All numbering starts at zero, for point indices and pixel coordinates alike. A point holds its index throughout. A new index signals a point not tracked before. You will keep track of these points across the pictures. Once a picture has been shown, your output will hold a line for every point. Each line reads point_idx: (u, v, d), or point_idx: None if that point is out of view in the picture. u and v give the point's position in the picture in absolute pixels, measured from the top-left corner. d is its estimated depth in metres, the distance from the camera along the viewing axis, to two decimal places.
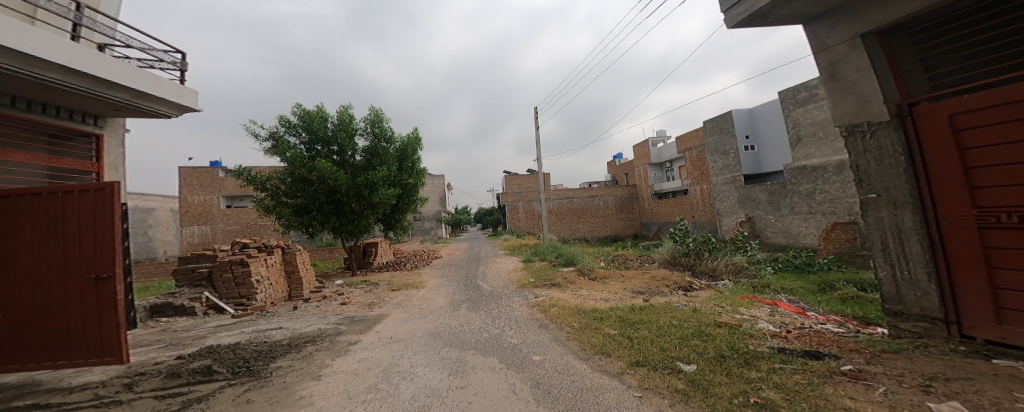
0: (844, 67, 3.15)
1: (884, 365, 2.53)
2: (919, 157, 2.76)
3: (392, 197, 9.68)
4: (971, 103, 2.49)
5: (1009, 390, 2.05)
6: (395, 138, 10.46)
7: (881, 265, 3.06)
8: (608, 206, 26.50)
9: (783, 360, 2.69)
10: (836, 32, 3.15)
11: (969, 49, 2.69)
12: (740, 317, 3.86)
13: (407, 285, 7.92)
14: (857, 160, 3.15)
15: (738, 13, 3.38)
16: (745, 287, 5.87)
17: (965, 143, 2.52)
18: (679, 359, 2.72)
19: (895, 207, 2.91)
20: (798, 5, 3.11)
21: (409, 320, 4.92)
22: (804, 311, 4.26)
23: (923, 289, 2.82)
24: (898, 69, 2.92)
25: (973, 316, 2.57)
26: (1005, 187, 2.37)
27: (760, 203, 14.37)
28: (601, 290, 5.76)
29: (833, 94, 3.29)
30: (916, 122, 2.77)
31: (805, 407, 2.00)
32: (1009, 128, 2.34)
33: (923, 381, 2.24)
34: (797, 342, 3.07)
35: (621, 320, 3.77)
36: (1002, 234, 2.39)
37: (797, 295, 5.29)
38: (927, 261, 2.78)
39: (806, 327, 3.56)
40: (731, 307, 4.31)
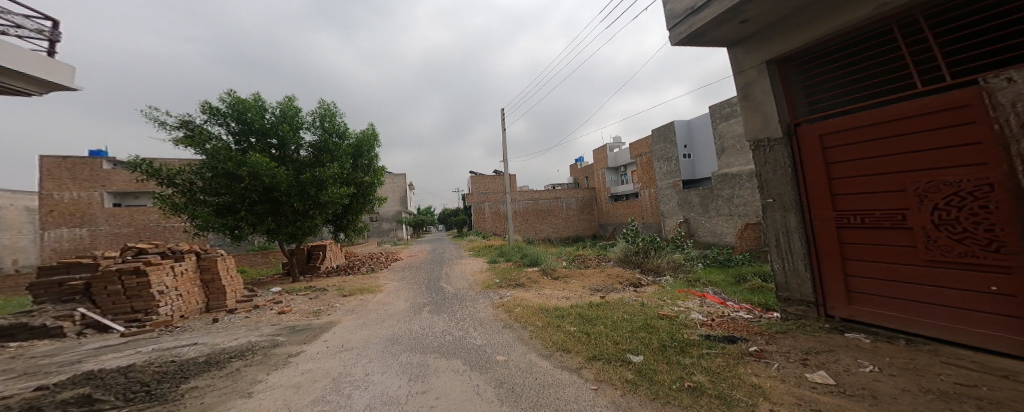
0: (754, 88, 3.76)
1: (777, 344, 3.04)
2: (801, 169, 3.45)
3: (344, 197, 9.15)
4: (834, 126, 3.18)
5: (856, 358, 2.67)
6: (349, 133, 9.96)
7: (775, 259, 3.72)
8: (570, 207, 27.37)
9: (708, 345, 3.04)
10: (751, 57, 3.74)
11: (838, 80, 3.32)
12: (677, 309, 4.25)
13: (360, 290, 7.54)
14: (759, 170, 3.80)
15: (680, 32, 3.75)
16: (681, 282, 6.46)
17: (830, 159, 3.23)
18: (629, 351, 2.94)
19: (782, 210, 3.60)
20: (725, 30, 3.55)
21: (361, 327, 4.70)
22: (724, 301, 4.81)
23: (802, 278, 3.51)
24: (786, 94, 3.56)
25: (834, 299, 3.30)
26: (854, 194, 3.08)
27: (695, 205, 15.77)
28: (561, 289, 5.98)
29: (745, 112, 3.90)
30: (799, 139, 3.45)
31: (728, 390, 2.33)
32: (856, 148, 3.05)
33: (802, 355, 2.79)
34: (718, 329, 3.49)
35: (581, 317, 3.95)
36: (851, 232, 3.14)
37: (719, 287, 5.96)
38: (805, 254, 3.47)
39: (725, 315, 4.04)
40: (670, 300, 4.74)
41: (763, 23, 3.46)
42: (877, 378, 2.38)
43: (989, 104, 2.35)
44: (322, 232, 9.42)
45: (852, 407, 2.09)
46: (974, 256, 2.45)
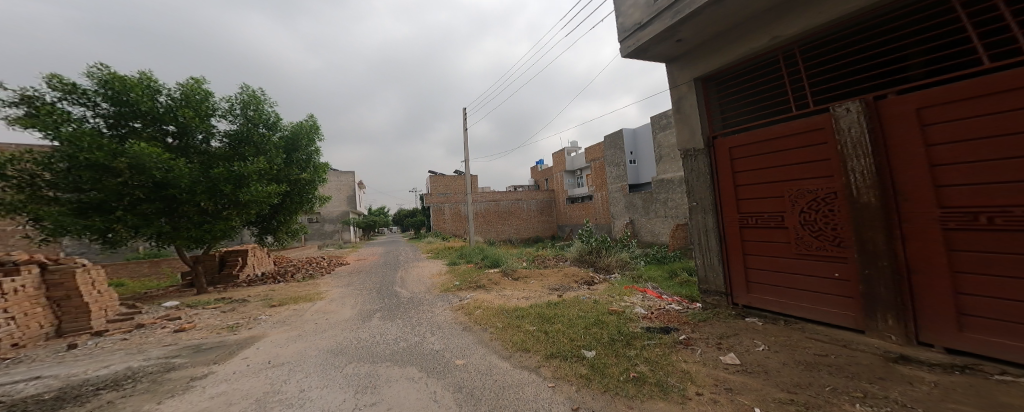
0: (684, 102, 4.43)
1: (700, 331, 3.54)
2: (716, 177, 4.18)
3: (276, 195, 8.43)
4: (740, 140, 3.91)
5: (753, 338, 3.33)
6: (283, 124, 9.22)
7: (698, 255, 4.49)
8: (531, 209, 27.66)
9: (648, 337, 3.32)
10: (682, 74, 4.41)
11: (744, 100, 4.05)
12: (624, 305, 4.58)
13: (295, 299, 6.78)
14: (687, 176, 4.50)
15: (628, 45, 4.12)
16: (627, 278, 6.98)
17: (736, 168, 3.96)
18: (583, 347, 3.08)
19: (704, 212, 4.34)
20: (664, 47, 4.03)
21: (294, 340, 4.23)
22: (660, 295, 5.33)
23: (716, 271, 4.28)
24: (707, 110, 4.24)
25: (738, 289, 4.09)
26: (753, 199, 3.83)
27: (638, 207, 17.07)
28: (522, 290, 6.04)
29: (678, 123, 4.58)
30: (716, 150, 4.17)
31: (665, 377, 2.58)
32: (754, 160, 3.79)
33: (717, 340, 3.34)
34: (656, 321, 3.84)
35: (539, 317, 4.03)
36: (751, 231, 3.90)
37: (658, 282, 6.56)
38: (719, 250, 4.23)
39: (661, 307, 4.47)
40: (618, 296, 5.09)
41: (691, 45, 4.08)
42: (768, 355, 2.97)
43: (833, 128, 3.11)
44: (240, 233, 8.31)
45: (755, 383, 2.55)
46: (826, 249, 3.25)
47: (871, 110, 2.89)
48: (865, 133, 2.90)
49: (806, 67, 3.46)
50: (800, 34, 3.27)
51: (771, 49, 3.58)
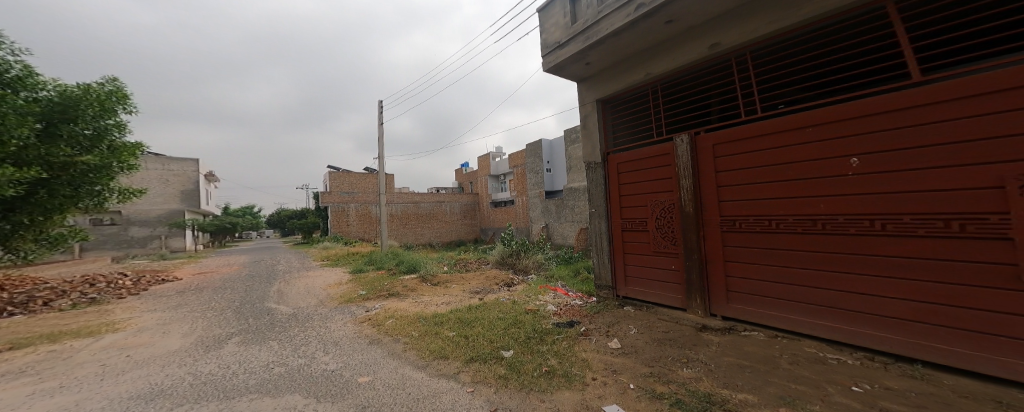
0: (588, 120, 5.09)
1: (597, 322, 3.99)
2: (609, 187, 4.87)
3: (9, 188, 4.56)
4: (626, 157, 4.62)
5: (630, 322, 3.94)
6: (37, 77, 5.52)
7: (595, 254, 5.12)
8: (454, 212, 26.80)
9: (557, 332, 3.56)
10: (588, 94, 5.05)
11: (628, 123, 4.85)
12: (538, 303, 4.83)
13: (59, 337, 4.59)
14: (589, 185, 5.12)
15: (549, 60, 4.63)
16: (541, 278, 7.41)
17: (622, 181, 4.69)
18: (501, 348, 3.13)
19: (599, 217, 5.01)
20: (577, 68, 4.65)
21: (83, 383, 3.04)
22: (568, 292, 5.80)
23: (606, 268, 4.96)
24: (603, 129, 4.95)
25: (620, 283, 4.81)
26: (633, 207, 4.58)
27: (552, 212, 18.24)
28: (441, 295, 5.79)
29: (585, 137, 5.20)
30: (610, 163, 4.85)
31: (570, 368, 2.80)
32: (634, 175, 4.54)
33: (605, 327, 3.81)
34: (566, 316, 4.17)
35: (460, 321, 3.94)
36: (630, 234, 4.64)
37: (565, 280, 7.14)
38: (609, 250, 4.93)
39: (568, 303, 4.88)
40: (533, 295, 5.34)
41: (596, 69, 4.75)
42: (643, 337, 3.51)
43: (674, 154, 4.08)
44: None
45: (629, 363, 2.99)
46: (669, 247, 4.17)
47: (693, 142, 3.91)
48: (690, 159, 3.91)
49: (663, 102, 4.36)
50: (665, 74, 4.16)
51: (644, 84, 4.44)
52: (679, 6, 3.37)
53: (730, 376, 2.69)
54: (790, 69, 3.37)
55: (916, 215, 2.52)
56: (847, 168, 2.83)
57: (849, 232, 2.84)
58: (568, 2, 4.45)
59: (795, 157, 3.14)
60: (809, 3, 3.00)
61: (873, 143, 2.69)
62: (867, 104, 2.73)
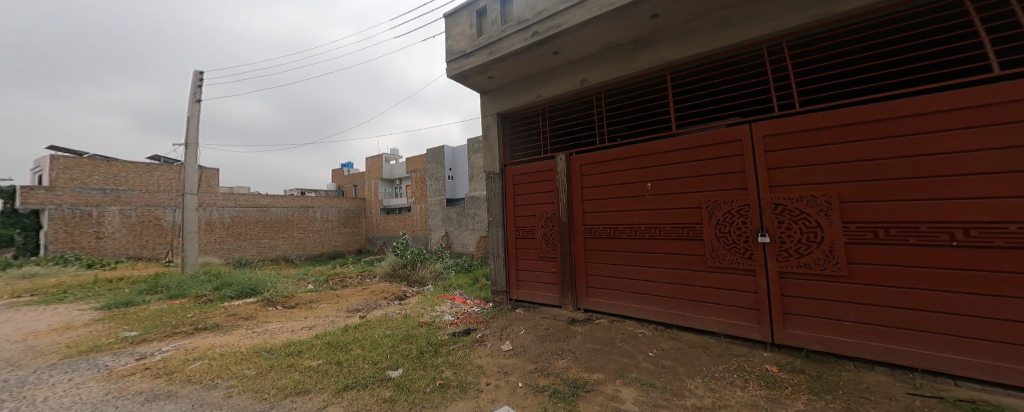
0: (489, 131, 5.32)
1: (491, 327, 4.09)
2: (505, 197, 5.17)
3: None
4: (520, 170, 4.99)
5: (520, 323, 4.21)
6: None
7: (492, 261, 5.30)
8: (334, 219, 23.20)
9: (454, 341, 3.53)
10: (491, 106, 5.27)
11: (523, 139, 5.25)
12: (434, 314, 4.67)
13: None
14: (489, 195, 5.32)
15: (453, 67, 4.65)
16: (439, 288, 7.20)
17: (517, 192, 5.03)
18: (388, 367, 2.88)
19: (497, 225, 5.24)
20: (478, 79, 4.79)
21: None
22: (466, 300, 5.79)
23: (501, 274, 5.20)
24: (503, 142, 5.23)
25: (512, 287, 5.11)
26: (525, 215, 4.95)
27: (452, 221, 17.91)
28: (298, 320, 4.96)
29: (485, 148, 5.41)
30: (507, 174, 5.15)
31: (465, 376, 2.79)
32: (524, 186, 4.95)
33: (499, 331, 3.96)
34: (462, 324, 4.17)
35: (329, 346, 3.43)
36: (524, 241, 4.98)
37: (465, 288, 7.10)
38: (504, 257, 5.18)
39: (465, 311, 4.88)
40: (430, 307, 5.15)
41: (498, 84, 4.99)
42: (530, 337, 3.78)
43: (555, 170, 4.64)
44: None
45: (519, 362, 3.18)
46: (551, 253, 4.67)
47: (569, 162, 4.54)
48: (565, 176, 4.54)
49: (551, 123, 4.90)
50: (553, 98, 4.65)
51: (536, 105, 4.87)
52: (564, 40, 3.88)
53: (590, 359, 3.20)
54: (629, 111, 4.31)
55: (674, 224, 3.64)
56: (640, 190, 3.91)
57: (639, 236, 3.91)
58: (475, 14, 4.59)
59: (623, 179, 4.05)
60: (654, 56, 3.79)
61: (659, 173, 3.76)
62: (658, 146, 3.77)
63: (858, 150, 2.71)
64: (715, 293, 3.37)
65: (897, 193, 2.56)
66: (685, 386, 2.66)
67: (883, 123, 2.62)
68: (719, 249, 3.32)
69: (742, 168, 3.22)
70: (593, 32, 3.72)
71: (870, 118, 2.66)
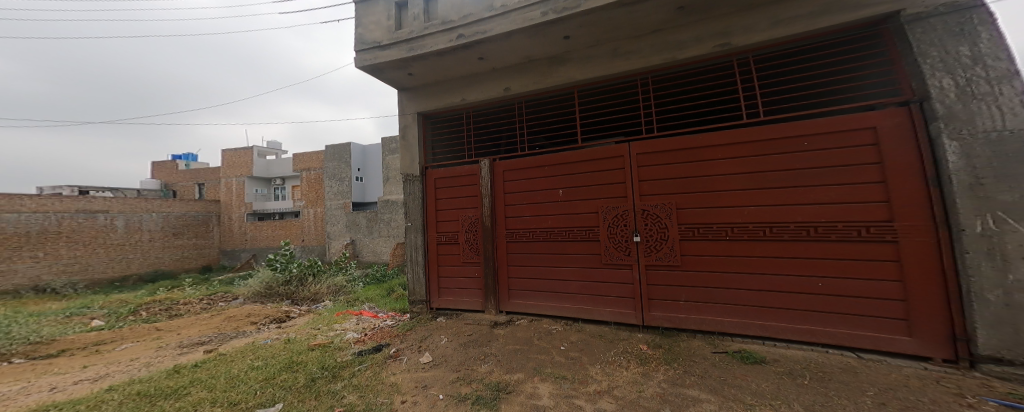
0: (407, 131, 5.05)
1: (406, 340, 3.89)
2: (424, 201, 4.96)
3: None
4: (444, 174, 4.87)
5: (442, 332, 4.08)
6: None
7: (410, 269, 5.04)
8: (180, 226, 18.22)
9: (359, 362, 3.31)
10: (409, 105, 5.02)
11: (444, 142, 5.15)
12: (333, 334, 4.25)
13: None
14: (407, 198, 5.03)
15: (365, 58, 4.27)
16: (341, 303, 6.57)
17: (438, 196, 4.89)
18: (261, 405, 2.55)
19: (415, 231, 4.97)
20: (396, 74, 4.52)
21: None
22: (377, 313, 5.39)
23: (421, 282, 4.96)
24: (423, 143, 5.03)
25: (433, 295, 4.92)
26: (449, 220, 4.82)
27: (361, 227, 16.36)
28: (118, 359, 4.48)
29: (402, 148, 5.11)
30: (427, 177, 4.96)
31: (374, 398, 2.61)
32: (446, 190, 4.85)
33: (418, 343, 3.78)
34: (370, 341, 3.89)
35: (150, 396, 2.83)
36: (445, 247, 4.85)
37: (375, 301, 6.58)
38: (423, 264, 4.95)
39: (376, 325, 4.53)
40: (326, 326, 4.67)
41: (417, 82, 4.79)
42: (450, 345, 3.70)
43: (478, 174, 4.66)
44: None
45: (438, 373, 3.09)
46: (473, 257, 4.64)
47: (493, 167, 4.59)
48: (488, 181, 4.59)
49: (474, 128, 4.93)
50: (478, 103, 4.68)
51: (461, 108, 4.83)
52: (487, 48, 3.95)
53: (510, 360, 3.28)
54: (550, 123, 4.60)
55: (581, 227, 4.07)
56: (549, 196, 4.24)
57: (544, 240, 4.26)
58: (394, 6, 4.35)
59: (540, 185, 4.31)
60: (570, 72, 4.12)
61: (570, 181, 4.13)
62: (570, 156, 4.15)
63: (687, 169, 3.57)
64: (608, 287, 3.92)
65: (711, 201, 3.46)
66: (589, 375, 2.97)
67: (701, 151, 3.51)
68: (611, 249, 3.89)
69: (621, 180, 3.87)
70: (514, 44, 3.89)
71: (695, 145, 3.54)
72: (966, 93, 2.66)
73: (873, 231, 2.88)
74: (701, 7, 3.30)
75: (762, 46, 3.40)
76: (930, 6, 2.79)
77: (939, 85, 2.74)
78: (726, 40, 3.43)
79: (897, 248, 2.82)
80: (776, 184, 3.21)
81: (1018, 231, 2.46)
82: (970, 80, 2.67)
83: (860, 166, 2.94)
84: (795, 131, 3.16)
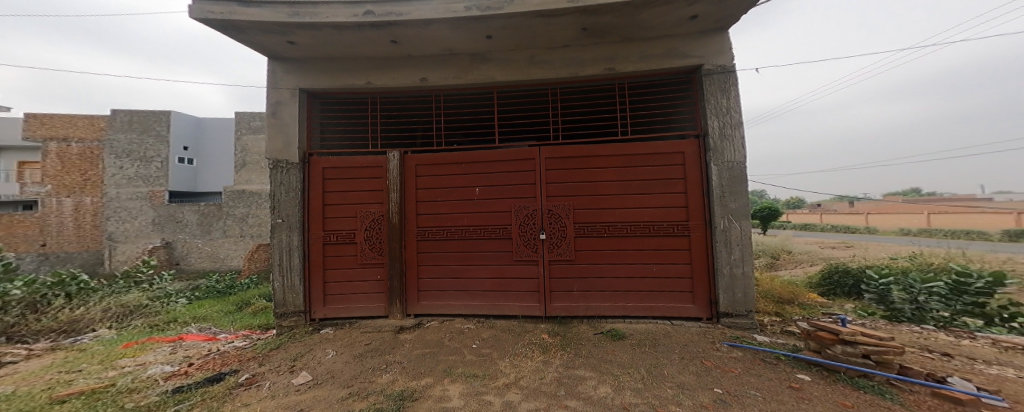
0: (281, 109, 4.24)
1: (268, 362, 3.31)
2: (306, 194, 4.23)
3: None
4: (335, 163, 4.28)
5: (325, 347, 3.59)
6: None
7: (277, 276, 4.16)
8: None
9: (179, 401, 2.62)
10: (285, 78, 4.23)
11: (338, 127, 4.53)
12: (120, 373, 3.17)
13: None
14: (274, 189, 4.17)
15: (209, 10, 3.32)
16: (138, 330, 4.85)
17: (326, 188, 4.26)
18: None
19: (288, 229, 4.16)
20: (267, 38, 3.73)
21: None
22: (212, 336, 4.37)
23: (296, 291, 4.17)
24: (305, 126, 4.32)
25: (315, 304, 4.22)
26: (340, 216, 4.25)
27: (187, 225, 11.99)
28: None
29: (271, 127, 4.25)
30: (310, 166, 4.28)
31: None
32: (336, 182, 4.27)
33: (289, 363, 3.27)
34: (195, 374, 3.12)
35: None
36: (333, 247, 4.24)
37: (210, 321, 5.33)
38: (301, 269, 4.19)
39: (210, 352, 3.70)
40: (104, 364, 3.44)
41: (296, 53, 4.06)
42: (333, 359, 3.30)
43: (386, 167, 4.27)
44: None
45: (321, 392, 2.72)
46: (375, 258, 4.22)
47: (403, 160, 4.27)
48: (398, 175, 4.25)
49: (383, 117, 4.49)
50: (386, 89, 4.29)
51: (365, 92, 4.34)
52: (402, 31, 3.66)
53: (418, 365, 3.11)
54: (468, 120, 4.52)
55: (495, 226, 4.14)
56: (460, 194, 4.18)
57: (453, 238, 4.18)
58: None
59: (456, 182, 4.19)
60: (480, 71, 4.16)
61: (485, 180, 4.15)
62: (486, 155, 4.18)
63: (574, 174, 4.09)
64: (516, 282, 4.11)
65: (592, 203, 4.05)
66: (499, 369, 3.04)
67: (584, 159, 4.08)
68: (520, 246, 4.09)
69: (532, 181, 4.11)
70: (431, 33, 3.70)
71: (582, 154, 4.07)
72: (724, 133, 3.87)
73: (678, 227, 3.96)
74: (601, 31, 3.77)
75: (638, 75, 4.11)
76: (713, 65, 3.91)
77: (712, 125, 3.91)
78: (615, 65, 4.02)
79: (689, 240, 3.96)
80: (634, 191, 4.01)
81: (737, 226, 3.82)
82: (726, 123, 3.89)
83: (670, 180, 4.00)
84: (643, 151, 4.03)
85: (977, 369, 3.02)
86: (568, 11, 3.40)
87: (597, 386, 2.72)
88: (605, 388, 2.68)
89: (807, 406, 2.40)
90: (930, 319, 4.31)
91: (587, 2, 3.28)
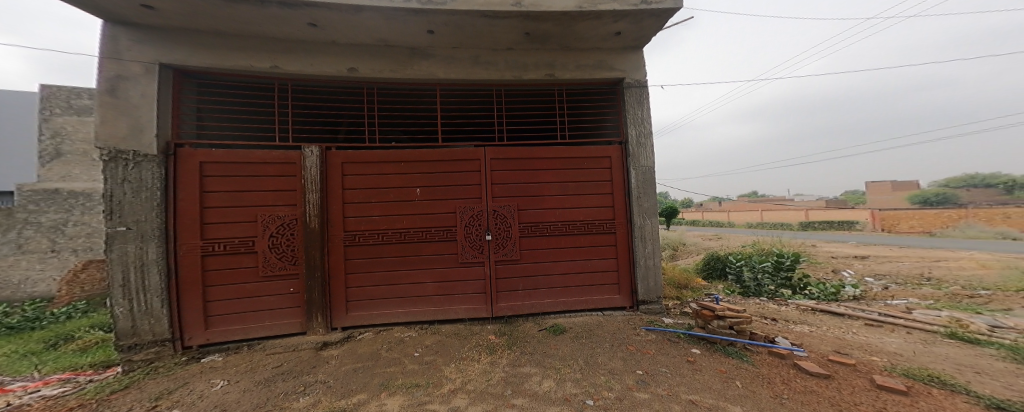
0: (124, 86, 3.23)
1: (112, 407, 2.50)
2: (172, 194, 3.33)
3: None
4: (215, 157, 3.46)
5: (209, 379, 2.92)
6: None
7: (119, 302, 3.16)
8: None
9: None
10: (133, 48, 3.26)
11: (229, 113, 3.72)
12: None
13: None
14: (111, 188, 3.13)
15: None
16: None
17: (204, 188, 3.42)
18: None
19: (141, 240, 3.21)
20: None
21: None
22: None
23: (156, 317, 3.27)
24: (166, 108, 3.39)
25: (191, 329, 3.39)
26: (225, 223, 3.47)
27: None
28: None
29: (103, 108, 3.17)
30: (178, 160, 3.36)
31: None
32: (219, 180, 3.46)
33: (150, 403, 2.56)
34: None
35: None
36: (216, 259, 3.45)
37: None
38: (162, 290, 3.28)
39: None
40: None
41: (157, 20, 3.21)
42: (224, 390, 2.74)
43: (301, 165, 3.69)
44: None
45: None
46: (286, 268, 3.62)
47: (324, 156, 3.76)
48: (318, 173, 3.71)
49: (293, 105, 3.87)
50: (300, 75, 3.69)
51: (268, 76, 3.67)
52: (325, 15, 3.26)
53: (347, 383, 2.82)
54: (403, 120, 4.28)
55: (436, 228, 3.96)
56: (396, 195, 3.89)
57: (389, 242, 3.86)
58: None
59: (392, 182, 3.88)
60: (412, 68, 3.93)
61: (426, 179, 3.95)
62: (425, 154, 3.97)
63: (513, 175, 4.11)
64: (462, 285, 4.01)
65: (533, 203, 4.12)
66: (444, 375, 2.93)
67: (522, 161, 4.12)
68: (466, 248, 4.01)
69: (475, 182, 4.04)
70: (364, 21, 3.41)
71: (524, 155, 4.12)
72: (641, 142, 4.25)
73: (605, 225, 4.23)
74: (541, 37, 3.87)
75: (575, 83, 4.29)
76: (633, 79, 4.26)
77: (631, 133, 4.26)
78: (554, 72, 4.16)
79: (615, 237, 4.26)
80: (569, 192, 4.19)
81: (650, 224, 4.23)
82: (643, 133, 4.28)
83: (600, 182, 4.25)
84: (577, 153, 4.22)
85: (789, 328, 3.94)
86: (511, 14, 3.42)
87: (542, 381, 2.76)
88: (549, 383, 2.73)
89: (700, 377, 2.74)
90: (766, 292, 5.68)
91: (529, 7, 3.36)
